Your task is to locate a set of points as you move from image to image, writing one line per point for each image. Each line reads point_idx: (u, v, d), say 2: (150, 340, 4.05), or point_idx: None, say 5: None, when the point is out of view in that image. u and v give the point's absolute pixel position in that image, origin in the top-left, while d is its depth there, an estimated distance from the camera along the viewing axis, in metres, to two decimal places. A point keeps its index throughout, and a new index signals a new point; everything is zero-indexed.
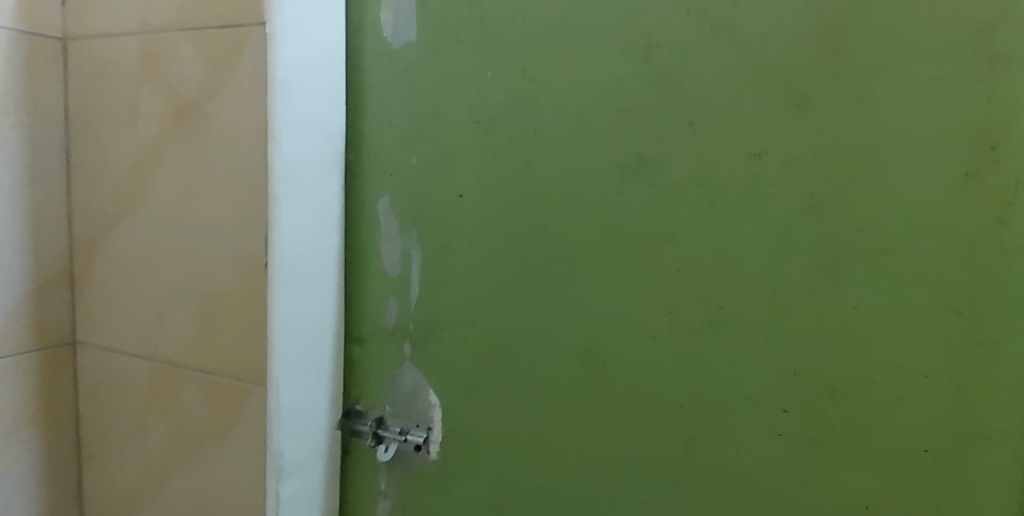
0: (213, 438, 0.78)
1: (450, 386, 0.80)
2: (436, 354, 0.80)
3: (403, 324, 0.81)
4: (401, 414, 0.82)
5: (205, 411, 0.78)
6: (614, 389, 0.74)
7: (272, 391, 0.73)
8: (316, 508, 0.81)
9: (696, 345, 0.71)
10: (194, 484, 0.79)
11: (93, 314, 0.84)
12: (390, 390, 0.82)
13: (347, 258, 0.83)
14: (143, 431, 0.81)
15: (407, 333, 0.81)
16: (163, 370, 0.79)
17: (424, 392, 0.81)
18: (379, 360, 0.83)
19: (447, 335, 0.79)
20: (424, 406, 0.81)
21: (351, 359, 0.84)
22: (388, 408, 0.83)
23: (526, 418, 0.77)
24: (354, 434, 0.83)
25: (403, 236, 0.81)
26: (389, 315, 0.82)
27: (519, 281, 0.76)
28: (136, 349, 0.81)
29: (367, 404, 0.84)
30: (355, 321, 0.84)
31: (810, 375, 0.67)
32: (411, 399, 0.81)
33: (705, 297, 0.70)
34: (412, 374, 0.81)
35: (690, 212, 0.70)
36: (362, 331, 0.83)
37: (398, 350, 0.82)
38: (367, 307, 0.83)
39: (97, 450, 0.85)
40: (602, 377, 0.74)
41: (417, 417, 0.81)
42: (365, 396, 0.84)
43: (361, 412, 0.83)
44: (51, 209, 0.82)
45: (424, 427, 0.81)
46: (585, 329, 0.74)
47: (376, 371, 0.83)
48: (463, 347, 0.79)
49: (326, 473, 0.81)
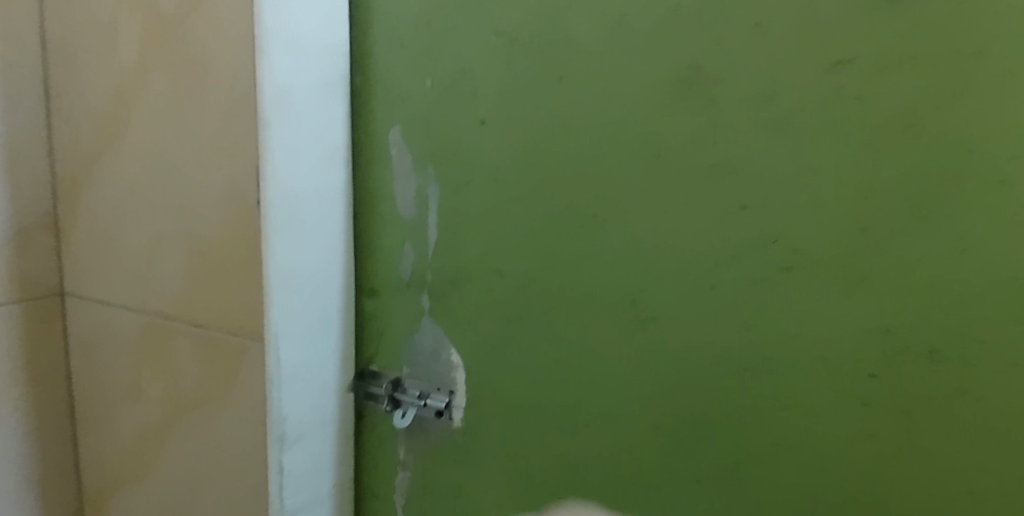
0: (208, 401, 0.69)
1: (473, 345, 0.70)
2: (457, 308, 0.70)
3: (420, 273, 0.71)
4: (421, 376, 0.73)
5: (199, 372, 0.69)
6: (664, 350, 0.63)
7: (270, 350, 0.64)
8: (327, 479, 0.73)
9: (763, 298, 0.59)
10: (192, 450, 0.72)
11: (79, 264, 0.76)
12: (406, 349, 0.73)
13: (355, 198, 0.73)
14: (138, 392, 0.74)
15: (425, 284, 0.71)
16: (154, 326, 0.71)
17: (446, 352, 0.71)
18: (394, 315, 0.73)
19: (470, 285, 0.69)
20: (445, 368, 0.72)
21: (363, 313, 0.74)
22: (405, 369, 0.74)
23: (562, 381, 0.67)
24: (369, 398, 0.74)
25: (417, 172, 0.70)
26: (405, 264, 0.72)
27: (550, 222, 0.65)
28: (124, 301, 0.73)
29: (382, 363, 0.74)
30: (367, 271, 0.74)
31: (903, 333, 0.56)
32: (431, 359, 0.72)
33: (775, 239, 0.59)
34: (431, 330, 0.71)
35: (756, 138, 0.58)
36: (375, 282, 0.74)
37: (415, 303, 0.72)
38: (380, 254, 0.73)
39: (92, 411, 0.78)
40: (648, 335, 0.63)
41: (438, 380, 0.72)
42: (380, 355, 0.74)
43: (376, 373, 0.75)
44: (28, 146, 0.74)
45: (446, 391, 0.72)
46: (625, 279, 0.64)
47: (390, 327, 0.73)
48: (487, 301, 0.69)
49: (336, 439, 0.73)
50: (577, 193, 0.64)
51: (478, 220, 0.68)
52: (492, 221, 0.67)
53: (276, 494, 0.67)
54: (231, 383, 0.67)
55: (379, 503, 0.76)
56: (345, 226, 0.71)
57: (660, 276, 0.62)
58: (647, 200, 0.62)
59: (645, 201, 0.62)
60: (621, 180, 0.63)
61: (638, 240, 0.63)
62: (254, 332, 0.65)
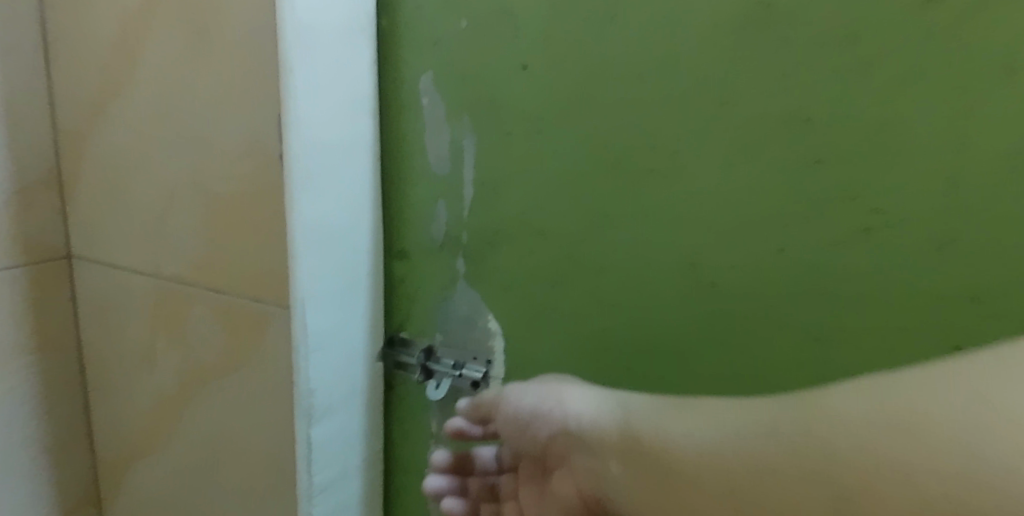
0: (228, 371, 0.65)
1: (513, 311, 0.65)
2: (494, 271, 0.65)
3: (454, 234, 0.66)
4: (455, 344, 0.68)
5: (219, 340, 0.64)
6: (724, 316, 0.58)
7: (296, 315, 0.59)
8: (356, 452, 0.68)
9: (837, 261, 0.54)
10: (212, 422, 0.67)
11: (86, 224, 0.70)
12: (439, 315, 0.68)
13: (384, 153, 0.67)
14: (153, 361, 0.69)
15: (460, 245, 0.66)
16: (169, 290, 0.66)
17: (483, 318, 0.66)
18: (427, 279, 0.68)
19: (510, 247, 0.64)
20: (482, 336, 0.66)
21: (393, 276, 0.70)
22: (438, 337, 0.68)
23: (610, 351, 0.62)
24: (399, 367, 0.69)
25: (451, 123, 0.64)
26: (438, 223, 0.66)
27: (599, 177, 0.60)
28: (136, 265, 0.67)
29: (413, 331, 0.69)
30: (397, 232, 0.68)
31: (996, 302, 0.50)
32: (467, 326, 0.67)
33: (854, 197, 0.53)
34: (467, 295, 0.66)
35: (835, 82, 0.52)
36: (405, 243, 0.68)
37: (450, 266, 0.67)
38: (411, 213, 0.67)
39: (104, 380, 0.74)
40: (707, 301, 0.58)
41: (474, 349, 0.67)
42: (411, 322, 0.69)
43: (406, 341, 0.70)
44: (27, 97, 0.68)
45: (483, 361, 0.67)
46: (683, 240, 0.58)
47: (422, 292, 0.68)
48: (528, 264, 0.63)
49: (366, 410, 0.68)
50: (631, 146, 0.58)
51: (518, 175, 0.62)
52: (534, 176, 0.62)
53: (304, 470, 0.63)
54: (255, 351, 0.62)
55: (409, 478, 0.72)
56: (375, 182, 0.65)
57: (721, 237, 0.57)
58: (710, 152, 0.56)
59: (708, 154, 0.56)
60: (681, 130, 0.57)
61: (699, 196, 0.57)
62: (279, 297, 0.60)
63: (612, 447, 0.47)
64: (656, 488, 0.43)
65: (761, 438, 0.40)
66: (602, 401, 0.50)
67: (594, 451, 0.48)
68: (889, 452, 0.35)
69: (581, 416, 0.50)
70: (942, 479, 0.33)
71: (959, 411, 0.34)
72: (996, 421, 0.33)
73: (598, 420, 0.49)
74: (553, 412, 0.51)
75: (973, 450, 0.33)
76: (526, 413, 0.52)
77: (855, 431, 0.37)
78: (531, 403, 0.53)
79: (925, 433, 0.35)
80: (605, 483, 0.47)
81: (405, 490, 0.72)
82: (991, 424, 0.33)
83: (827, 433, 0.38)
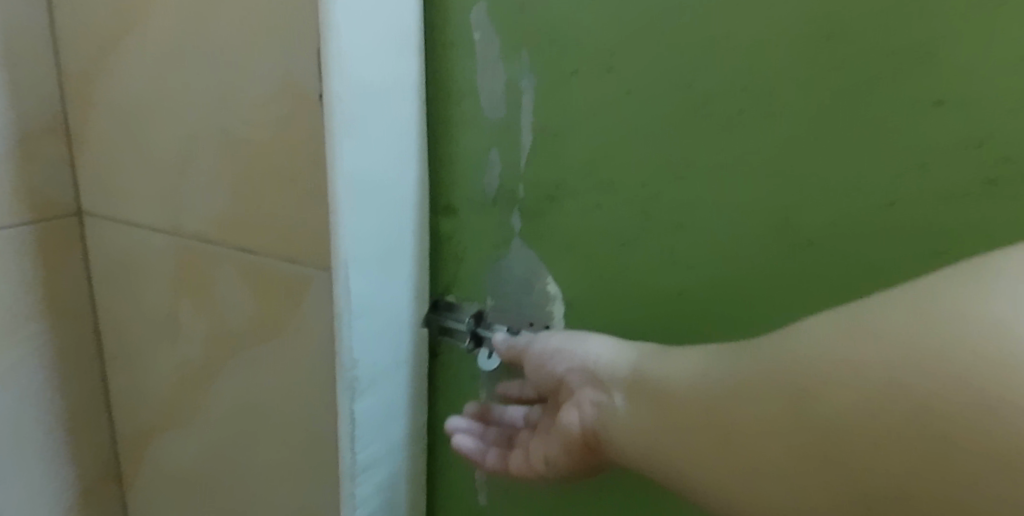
0: (261, 338, 0.59)
1: (575, 272, 0.59)
2: (554, 227, 0.58)
3: (510, 186, 0.59)
4: (508, 309, 0.62)
5: (250, 305, 0.58)
6: (821, 280, 0.51)
7: (338, 279, 0.53)
8: (401, 425, 0.63)
9: (957, 217, 0.47)
10: (243, 393, 0.61)
11: (97, 176, 0.64)
12: (491, 277, 0.62)
13: (429, 96, 0.60)
14: (176, 326, 0.63)
15: (516, 199, 0.59)
16: (191, 249, 0.59)
17: (540, 280, 0.60)
18: (477, 237, 0.62)
19: (573, 201, 0.57)
20: (540, 300, 0.61)
21: (438, 234, 0.63)
22: (489, 301, 0.62)
23: (686, 317, 0.56)
24: (446, 334, 0.64)
25: (507, 61, 0.57)
26: (491, 175, 0.60)
27: (680, 122, 0.53)
28: (154, 222, 0.61)
29: (461, 294, 0.63)
30: (443, 185, 0.62)
31: None
32: (522, 289, 0.61)
33: (980, 143, 0.46)
34: (524, 254, 0.60)
35: (969, 6, 0.44)
36: (452, 198, 0.62)
37: (504, 223, 0.60)
38: (460, 164, 0.61)
39: (122, 346, 0.68)
40: (801, 262, 0.52)
41: (530, 314, 0.61)
42: (459, 285, 0.63)
43: (452, 305, 0.64)
44: (26, 33, 0.60)
45: (540, 326, 0.61)
46: (777, 193, 0.51)
47: (472, 251, 0.62)
48: (593, 220, 0.57)
49: (411, 380, 0.63)
50: (719, 85, 0.51)
51: (585, 120, 0.55)
52: (603, 122, 0.55)
53: (346, 448, 0.57)
54: (292, 318, 0.56)
55: (455, 453, 0.66)
56: (421, 129, 0.58)
57: (822, 189, 0.50)
58: (814, 92, 0.49)
59: (811, 93, 0.49)
60: (780, 66, 0.49)
61: (797, 144, 0.50)
62: (319, 259, 0.53)
63: (622, 382, 0.47)
64: (654, 418, 0.44)
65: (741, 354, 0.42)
66: (624, 346, 0.50)
67: (602, 386, 0.48)
68: (855, 355, 0.35)
69: (600, 357, 0.50)
70: (904, 380, 0.33)
71: (932, 320, 0.34)
72: (973, 332, 0.32)
73: (616, 361, 0.49)
74: (571, 350, 0.52)
75: (944, 356, 0.33)
76: (548, 350, 0.53)
77: (822, 341, 0.37)
78: (557, 343, 0.53)
79: (897, 347, 0.34)
80: (607, 418, 0.47)
81: (450, 465, 0.67)
82: (979, 345, 0.32)
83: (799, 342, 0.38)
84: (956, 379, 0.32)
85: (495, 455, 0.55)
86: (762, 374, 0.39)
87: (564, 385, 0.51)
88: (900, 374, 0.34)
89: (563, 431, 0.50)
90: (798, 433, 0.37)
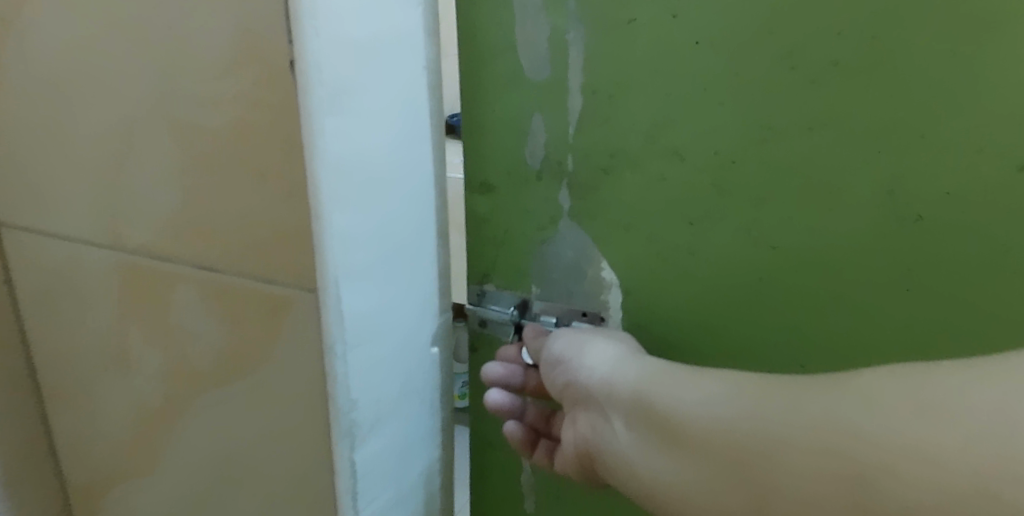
0: (231, 376, 0.47)
1: (635, 256, 0.49)
2: (609, 209, 0.48)
3: (556, 159, 0.49)
4: (557, 298, 0.52)
5: (215, 333, 0.46)
6: (927, 263, 0.43)
7: (327, 301, 0.41)
8: (418, 460, 0.52)
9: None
10: (215, 441, 0.50)
11: (9, 179, 0.50)
12: (537, 261, 0.52)
13: (463, 53, 0.49)
14: (125, 360, 0.51)
15: (564, 172, 0.49)
16: (136, 266, 0.47)
17: (593, 265, 0.50)
18: (520, 216, 0.51)
19: (634, 176, 0.47)
20: (592, 287, 0.51)
21: (473, 215, 0.53)
22: (535, 289, 0.53)
23: (762, 301, 0.47)
24: (486, 326, 0.55)
25: (551, 10, 0.46)
26: (535, 145, 0.49)
27: (763, 79, 0.43)
28: (86, 233, 0.48)
29: (501, 281, 0.54)
30: (478, 157, 0.51)
31: None
32: (571, 275, 0.51)
33: None
34: (573, 236, 0.50)
35: None
36: (489, 174, 0.51)
37: (550, 199, 0.50)
38: (495, 131, 0.50)
39: (61, 385, 0.55)
40: (909, 244, 0.43)
41: (581, 303, 0.51)
42: (500, 270, 0.53)
43: (492, 294, 0.54)
44: None
45: (593, 317, 0.51)
46: (881, 160, 0.42)
47: (514, 234, 0.52)
48: (656, 198, 0.47)
49: (428, 405, 0.52)
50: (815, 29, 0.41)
51: (648, 77, 0.45)
52: (670, 78, 0.44)
53: (348, 506, 0.46)
54: (271, 350, 0.44)
55: (496, 457, 0.59)
56: (436, 112, 0.47)
57: (935, 152, 0.41)
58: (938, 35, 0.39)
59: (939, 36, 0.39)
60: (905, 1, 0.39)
61: (909, 100, 0.40)
62: (301, 275, 0.41)
63: (620, 403, 0.41)
64: (651, 442, 0.39)
65: (762, 384, 0.36)
66: (627, 358, 0.44)
67: (599, 405, 0.43)
68: (874, 412, 0.31)
69: (594, 371, 0.44)
70: (919, 438, 0.30)
71: (922, 394, 0.31)
72: (982, 415, 0.29)
73: (611, 377, 0.43)
74: (570, 361, 0.46)
75: (941, 417, 0.30)
76: (552, 359, 0.47)
77: (864, 397, 0.32)
78: (562, 348, 0.47)
79: (902, 404, 0.31)
80: (601, 438, 0.42)
81: (487, 470, 0.60)
82: (978, 416, 0.29)
83: (849, 389, 0.33)
84: (965, 440, 0.29)
85: (540, 449, 0.51)
86: (787, 404, 0.34)
87: (566, 401, 0.47)
88: (944, 453, 0.29)
89: (570, 445, 0.46)
90: (823, 476, 0.32)
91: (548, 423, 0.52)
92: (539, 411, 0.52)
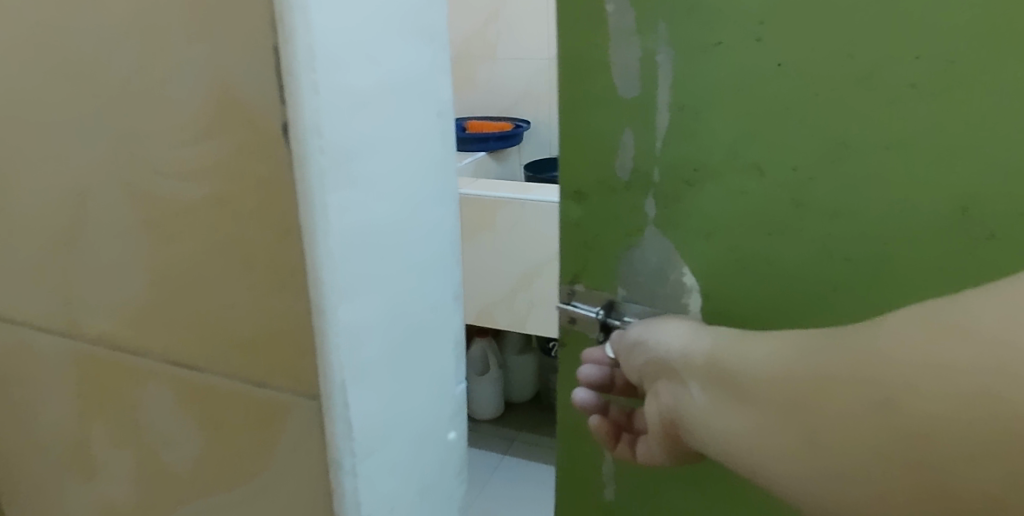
0: (215, 485, 0.39)
1: (710, 257, 0.48)
2: (685, 221, 0.48)
3: (644, 173, 0.49)
4: (642, 300, 0.51)
5: (198, 439, 0.38)
6: (960, 252, 0.42)
7: (333, 408, 0.34)
8: None
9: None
10: None
11: None
12: (624, 263, 0.52)
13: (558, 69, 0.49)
14: (90, 461, 0.43)
15: (651, 184, 0.49)
16: (99, 358, 0.39)
17: (675, 269, 0.50)
18: (608, 224, 0.52)
19: (712, 189, 0.47)
20: (674, 291, 0.50)
21: (566, 220, 0.53)
22: (621, 290, 0.52)
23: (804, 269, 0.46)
24: (575, 323, 0.54)
25: (642, 32, 0.45)
26: (624, 156, 0.49)
27: (834, 98, 0.42)
28: (39, 317, 0.40)
29: (589, 282, 0.53)
30: (569, 168, 0.52)
31: None
32: (654, 279, 0.50)
33: None
34: (659, 244, 0.50)
35: None
36: (580, 181, 0.51)
37: (637, 208, 0.50)
38: (581, 141, 0.50)
39: (14, 487, 0.47)
40: (935, 225, 0.42)
41: (665, 306, 0.50)
42: (588, 273, 0.53)
43: (582, 293, 0.54)
44: None
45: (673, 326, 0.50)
46: (947, 166, 0.41)
47: (603, 239, 0.52)
48: (723, 207, 0.47)
49: (451, 496, 0.45)
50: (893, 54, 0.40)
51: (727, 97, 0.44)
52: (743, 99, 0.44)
53: None
54: (264, 460, 0.37)
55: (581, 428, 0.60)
56: (449, 159, 0.39)
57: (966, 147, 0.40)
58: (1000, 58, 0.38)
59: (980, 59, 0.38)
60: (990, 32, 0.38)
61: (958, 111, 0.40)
62: (301, 379, 0.34)
63: (698, 371, 0.37)
64: (731, 403, 0.34)
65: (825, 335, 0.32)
66: (702, 331, 0.41)
67: (677, 375, 0.39)
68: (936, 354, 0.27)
69: (670, 346, 0.41)
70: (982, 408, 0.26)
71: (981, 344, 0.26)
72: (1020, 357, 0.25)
73: (688, 348, 0.40)
74: (648, 342, 0.43)
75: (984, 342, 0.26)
76: (628, 345, 0.45)
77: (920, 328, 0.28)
78: (637, 332, 0.45)
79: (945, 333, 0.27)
80: (681, 410, 0.38)
81: (573, 454, 0.61)
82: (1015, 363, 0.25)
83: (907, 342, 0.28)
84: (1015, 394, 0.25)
85: (624, 441, 0.49)
86: (850, 359, 0.30)
87: (645, 381, 0.43)
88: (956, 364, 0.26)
89: (654, 422, 0.41)
90: (865, 417, 0.29)
91: (631, 420, 0.50)
92: (622, 408, 0.50)
